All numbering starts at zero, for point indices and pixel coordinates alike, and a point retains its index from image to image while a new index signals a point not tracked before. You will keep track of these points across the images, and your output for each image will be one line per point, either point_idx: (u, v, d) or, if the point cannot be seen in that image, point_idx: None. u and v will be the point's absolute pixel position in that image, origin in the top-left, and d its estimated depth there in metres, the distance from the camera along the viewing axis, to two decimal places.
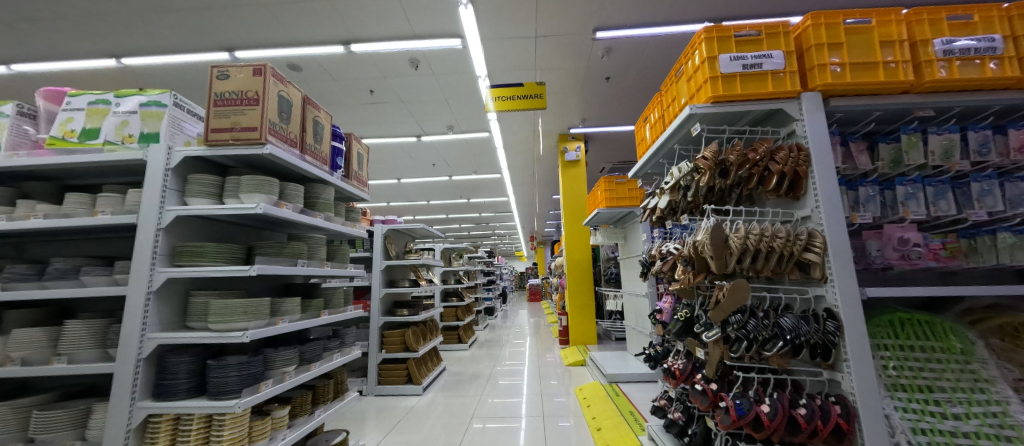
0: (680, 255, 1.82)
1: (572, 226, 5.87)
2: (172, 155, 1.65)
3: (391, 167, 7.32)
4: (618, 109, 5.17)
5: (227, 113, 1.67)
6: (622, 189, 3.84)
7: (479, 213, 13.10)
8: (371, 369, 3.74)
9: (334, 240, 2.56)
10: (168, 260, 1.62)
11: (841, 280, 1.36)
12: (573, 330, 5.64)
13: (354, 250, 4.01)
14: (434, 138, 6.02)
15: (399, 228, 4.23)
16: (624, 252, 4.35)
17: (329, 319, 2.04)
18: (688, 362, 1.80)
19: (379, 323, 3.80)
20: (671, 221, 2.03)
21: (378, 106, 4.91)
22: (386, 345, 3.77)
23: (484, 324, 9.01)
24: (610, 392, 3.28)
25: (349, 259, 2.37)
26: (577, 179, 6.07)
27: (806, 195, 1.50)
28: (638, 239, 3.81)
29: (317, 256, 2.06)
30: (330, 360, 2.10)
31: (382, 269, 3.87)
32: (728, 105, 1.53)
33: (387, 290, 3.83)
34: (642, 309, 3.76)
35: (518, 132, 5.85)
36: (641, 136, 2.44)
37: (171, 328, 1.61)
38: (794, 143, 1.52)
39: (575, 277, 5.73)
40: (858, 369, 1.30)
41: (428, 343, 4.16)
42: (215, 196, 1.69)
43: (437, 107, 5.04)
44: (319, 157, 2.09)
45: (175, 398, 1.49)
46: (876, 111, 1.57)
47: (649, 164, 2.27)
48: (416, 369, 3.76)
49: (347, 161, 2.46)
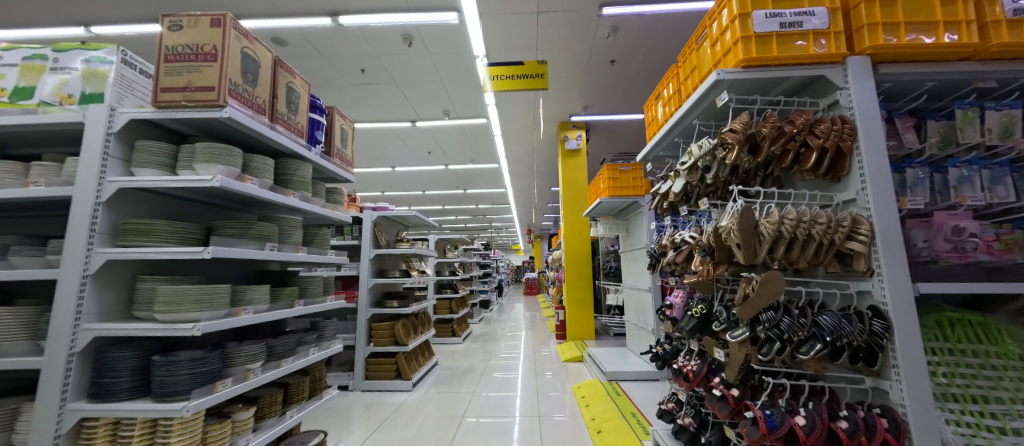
0: (697, 244, 1.63)
1: (571, 218, 5.67)
2: (115, 117, 1.41)
3: (385, 154, 7.06)
4: (622, 96, 4.95)
5: (179, 71, 1.43)
6: (627, 178, 3.63)
7: (476, 205, 12.90)
8: (357, 363, 3.52)
9: (316, 223, 2.34)
10: (110, 240, 1.39)
11: (891, 273, 1.17)
12: (570, 325, 5.46)
13: (341, 237, 3.76)
14: (430, 123, 5.78)
15: (390, 216, 4.00)
16: (626, 245, 4.17)
17: (304, 310, 1.82)
18: (703, 364, 1.62)
19: (368, 315, 3.58)
20: (686, 208, 1.83)
21: (371, 88, 4.66)
22: (374, 338, 3.55)
23: (479, 318, 8.84)
24: (610, 391, 3.11)
25: (329, 244, 2.12)
26: (577, 169, 5.85)
27: (849, 175, 1.30)
28: (642, 230, 3.62)
29: (291, 240, 1.82)
30: (305, 356, 1.87)
31: (371, 258, 3.65)
32: (762, 71, 1.32)
33: (376, 280, 3.62)
34: (644, 303, 3.58)
35: (517, 119, 5.61)
36: (652, 116, 2.24)
37: (114, 318, 1.39)
38: (837, 116, 1.32)
39: (573, 270, 5.55)
40: (910, 377, 1.12)
41: (419, 336, 3.95)
42: (168, 167, 1.46)
43: (432, 90, 4.78)
44: (293, 128, 1.85)
45: (114, 400, 1.27)
46: (929, 82, 1.37)
47: (661, 145, 2.06)
48: (406, 364, 3.56)
49: (329, 137, 2.20)
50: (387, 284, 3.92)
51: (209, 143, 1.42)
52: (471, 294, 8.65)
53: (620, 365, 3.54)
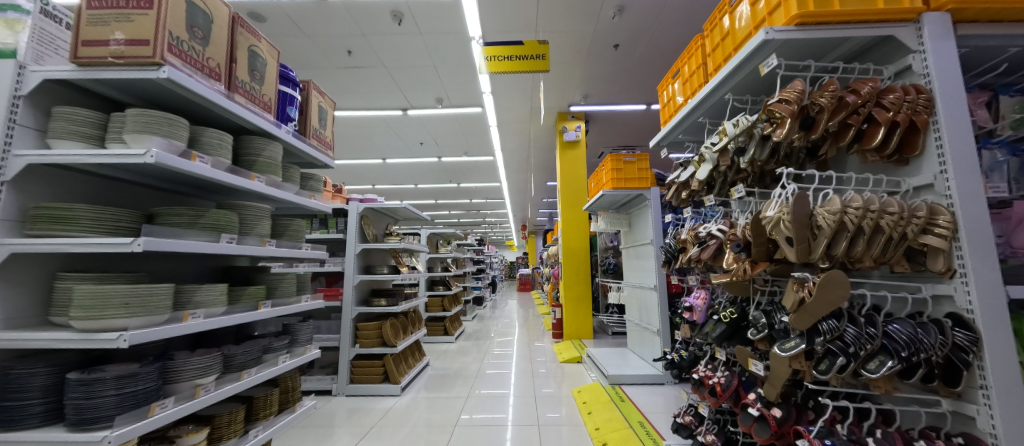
0: (727, 238, 1.42)
1: (570, 213, 5.45)
2: (25, 76, 1.09)
3: (374, 145, 6.73)
4: (623, 85, 4.73)
5: (105, 19, 1.10)
6: (632, 169, 3.41)
7: (469, 199, 12.61)
8: (341, 366, 3.25)
9: (292, 213, 2.08)
10: (18, 229, 1.05)
11: (979, 273, 0.95)
12: (566, 324, 5.26)
13: (325, 231, 3.48)
14: (422, 112, 5.48)
15: (378, 208, 3.73)
16: (628, 240, 3.96)
17: (272, 313, 1.56)
18: (732, 377, 1.41)
19: (353, 315, 3.32)
20: (712, 199, 1.61)
21: (358, 72, 4.35)
22: (360, 339, 3.30)
23: (472, 315, 8.60)
24: (614, 397, 2.90)
25: (305, 237, 1.85)
26: (576, 161, 5.61)
27: (923, 155, 1.09)
28: (646, 225, 3.41)
29: (258, 232, 1.55)
30: (274, 365, 1.61)
31: (357, 254, 3.38)
32: (820, 30, 1.09)
33: (362, 277, 3.35)
34: (647, 303, 3.38)
35: (515, 108, 5.35)
36: (670, 95, 2.01)
37: (28, 325, 1.06)
38: (910, 85, 1.10)
39: (570, 267, 5.34)
40: (1007, 401, 0.91)
41: (409, 336, 3.70)
42: (95, 139, 1.15)
43: (425, 75, 4.49)
44: (260, 101, 1.54)
45: (19, 428, 0.95)
46: (1011, 48, 1.16)
47: (682, 126, 1.83)
48: (395, 366, 3.31)
49: (305, 114, 1.90)
50: (375, 281, 3.66)
51: (155, 111, 1.13)
52: (463, 291, 8.40)
53: (623, 367, 3.34)
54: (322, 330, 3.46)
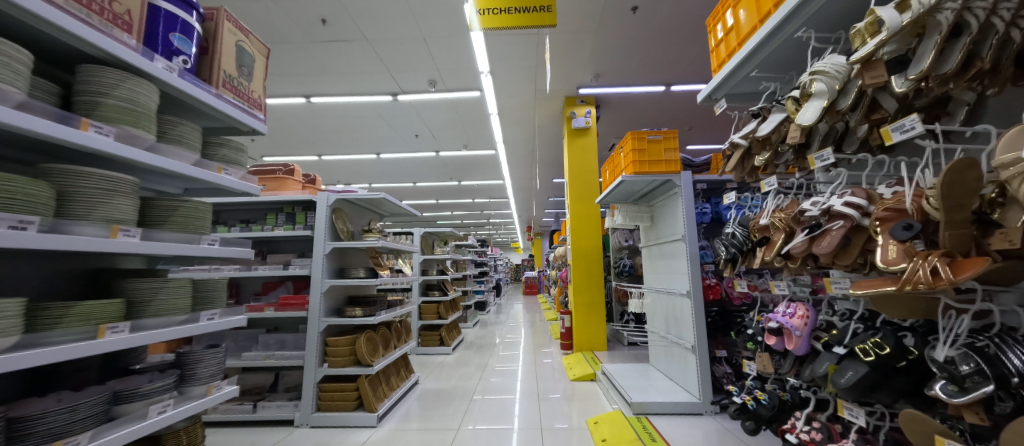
0: (863, 217, 0.83)
1: (580, 208, 4.86)
2: None
3: (366, 136, 6.22)
4: (641, 59, 4.14)
5: None
6: (657, 150, 2.77)
7: (472, 199, 12.09)
8: (306, 390, 2.66)
9: (205, 192, 1.52)
10: None
11: None
12: (577, 334, 4.61)
13: (290, 227, 2.93)
14: (414, 97, 4.93)
15: (356, 201, 3.18)
16: (650, 237, 3.34)
17: (121, 341, 0.99)
18: None
19: (320, 328, 2.74)
20: (822, 158, 1.00)
21: (337, 47, 3.82)
22: (329, 357, 2.71)
23: (474, 321, 7.99)
24: (641, 434, 2.26)
25: (203, 230, 1.28)
26: (587, 150, 4.99)
27: None
28: (675, 218, 2.81)
29: (103, 216, 1.00)
30: (135, 423, 1.04)
31: (327, 254, 2.82)
32: None
33: (332, 282, 2.78)
34: (678, 312, 2.76)
35: (517, 91, 4.79)
36: (728, 24, 1.39)
37: None
38: None
39: (580, 269, 4.75)
40: None
41: (392, 351, 3.11)
42: None
43: (413, 52, 3.94)
44: (105, 11, 0.98)
45: None
46: None
47: (760, 61, 1.21)
48: (371, 390, 2.71)
49: (209, 53, 1.33)
50: (352, 286, 3.10)
51: None
52: (464, 296, 7.82)
53: (649, 392, 2.70)
54: (287, 345, 2.90)
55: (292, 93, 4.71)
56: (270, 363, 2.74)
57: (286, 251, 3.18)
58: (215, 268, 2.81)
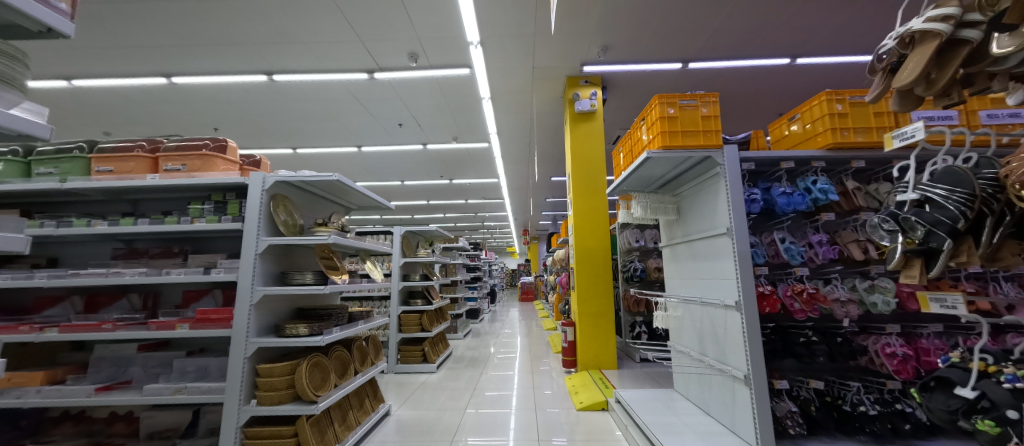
0: None
1: (585, 204, 4.23)
2: None
3: (345, 125, 5.59)
4: (657, 29, 3.55)
5: None
6: (692, 120, 2.15)
7: (465, 199, 11.45)
8: (224, 438, 1.97)
9: None
10: None
11: None
12: (582, 349, 3.95)
13: (215, 219, 2.24)
14: (394, 76, 4.30)
15: (305, 187, 2.50)
16: (675, 234, 2.72)
17: None
18: None
19: (247, 353, 2.04)
20: None
21: (296, 7, 3.18)
22: (260, 392, 2.03)
23: (465, 331, 7.31)
24: None
25: None
26: (591, 137, 4.35)
27: None
28: (713, 207, 2.20)
29: None
30: None
31: (258, 254, 2.14)
32: None
33: (264, 291, 2.09)
34: (719, 328, 2.14)
35: (511, 69, 4.19)
36: None
37: None
38: None
39: (584, 273, 4.11)
40: None
41: (350, 379, 2.42)
42: None
43: (389, 15, 3.32)
44: None
45: None
46: None
47: None
48: (315, 435, 2.02)
49: None
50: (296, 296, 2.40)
51: None
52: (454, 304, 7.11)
53: (683, 435, 2.02)
54: (210, 374, 2.22)
55: (251, 70, 4.08)
56: (179, 399, 2.04)
57: (218, 250, 2.51)
58: (115, 272, 2.14)
